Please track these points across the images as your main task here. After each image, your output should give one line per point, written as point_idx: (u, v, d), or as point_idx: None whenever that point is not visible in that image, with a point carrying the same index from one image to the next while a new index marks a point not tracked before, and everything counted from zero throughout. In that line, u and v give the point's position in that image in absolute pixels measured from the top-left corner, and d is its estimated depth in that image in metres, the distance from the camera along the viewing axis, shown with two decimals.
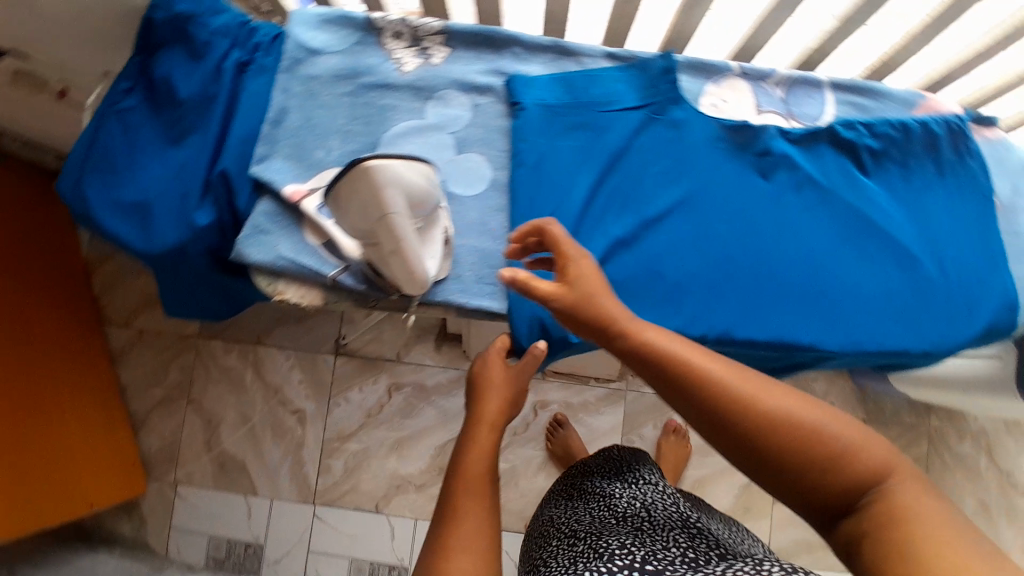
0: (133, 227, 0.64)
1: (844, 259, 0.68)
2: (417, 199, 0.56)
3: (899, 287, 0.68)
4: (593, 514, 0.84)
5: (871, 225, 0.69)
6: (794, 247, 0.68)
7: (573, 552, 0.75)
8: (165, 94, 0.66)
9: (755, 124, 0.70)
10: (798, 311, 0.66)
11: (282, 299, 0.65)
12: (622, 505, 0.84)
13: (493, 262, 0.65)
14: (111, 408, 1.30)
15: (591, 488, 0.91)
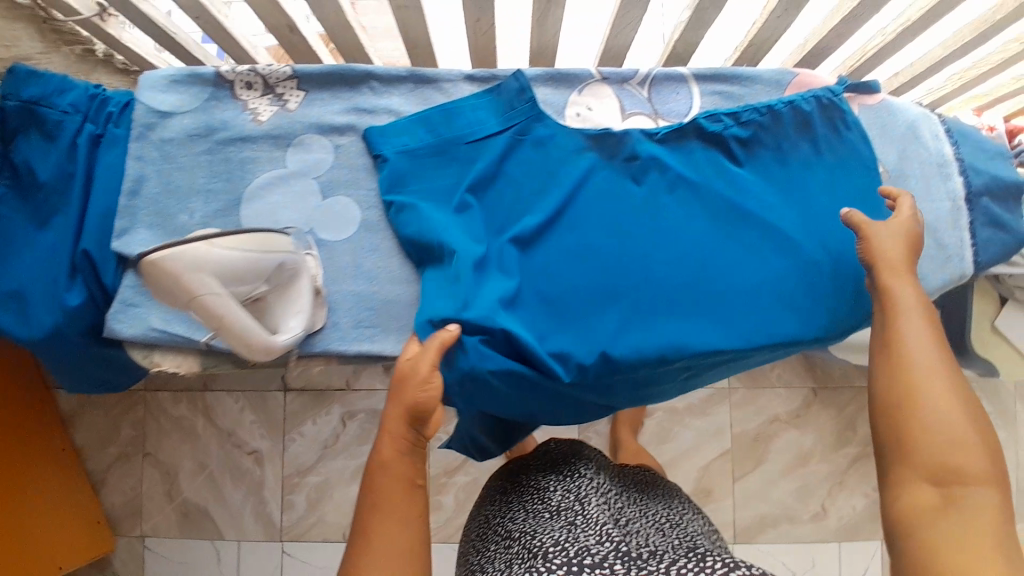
0: (11, 317, 0.63)
1: (725, 254, 0.68)
2: (234, 272, 0.49)
3: (784, 274, 0.68)
4: (526, 510, 0.85)
5: (749, 216, 0.69)
6: (673, 252, 0.67)
7: (508, 556, 0.78)
8: (29, 180, 0.64)
9: (619, 131, 0.70)
10: (682, 313, 0.66)
11: (161, 370, 0.65)
12: (555, 498, 0.85)
13: (370, 304, 0.65)
14: (70, 472, 1.29)
15: (525, 483, 0.91)
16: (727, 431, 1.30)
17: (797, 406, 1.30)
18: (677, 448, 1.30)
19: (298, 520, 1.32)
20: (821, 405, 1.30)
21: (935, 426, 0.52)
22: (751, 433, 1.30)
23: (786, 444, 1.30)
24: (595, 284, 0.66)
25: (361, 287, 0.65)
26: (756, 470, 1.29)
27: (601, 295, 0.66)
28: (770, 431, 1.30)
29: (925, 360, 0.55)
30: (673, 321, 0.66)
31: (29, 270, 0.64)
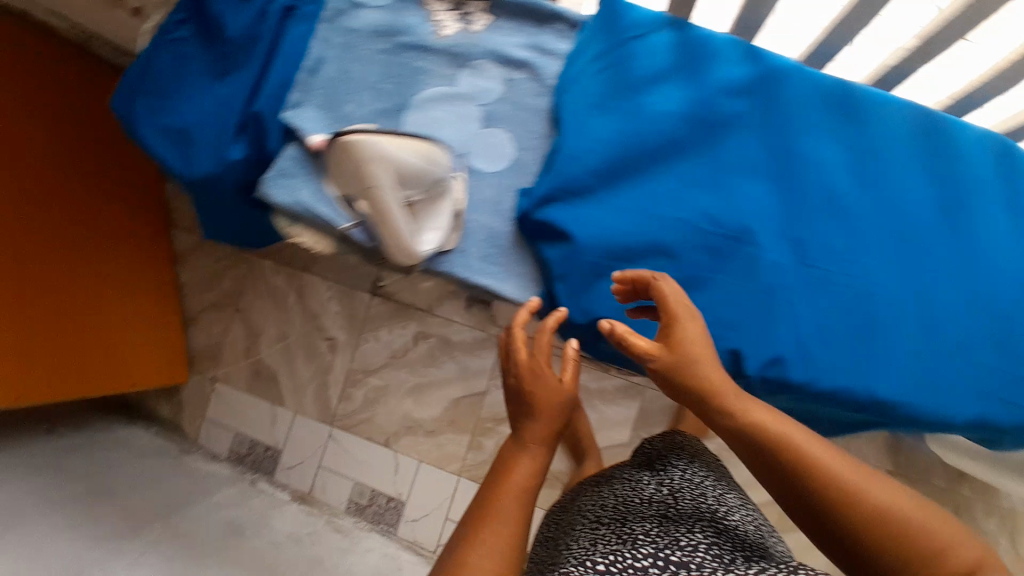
0: (176, 153, 0.68)
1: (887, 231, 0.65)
2: (406, 174, 0.60)
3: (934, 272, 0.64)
4: (614, 498, 0.73)
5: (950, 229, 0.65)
6: (842, 200, 0.65)
7: (592, 534, 0.66)
8: (215, 30, 0.67)
9: (860, 97, 0.65)
10: (829, 226, 0.64)
11: (297, 242, 0.68)
12: (647, 492, 0.71)
13: (498, 242, 0.65)
14: (167, 301, 1.43)
15: (619, 475, 0.79)
16: None
17: None
18: None
19: (352, 413, 1.40)
20: None
21: (907, 513, 0.38)
22: None
23: None
24: (763, 172, 0.64)
25: (498, 226, 0.65)
26: (803, 529, 1.24)
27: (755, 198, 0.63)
28: None
29: (827, 456, 0.41)
30: (825, 225, 0.64)
31: (200, 112, 0.67)
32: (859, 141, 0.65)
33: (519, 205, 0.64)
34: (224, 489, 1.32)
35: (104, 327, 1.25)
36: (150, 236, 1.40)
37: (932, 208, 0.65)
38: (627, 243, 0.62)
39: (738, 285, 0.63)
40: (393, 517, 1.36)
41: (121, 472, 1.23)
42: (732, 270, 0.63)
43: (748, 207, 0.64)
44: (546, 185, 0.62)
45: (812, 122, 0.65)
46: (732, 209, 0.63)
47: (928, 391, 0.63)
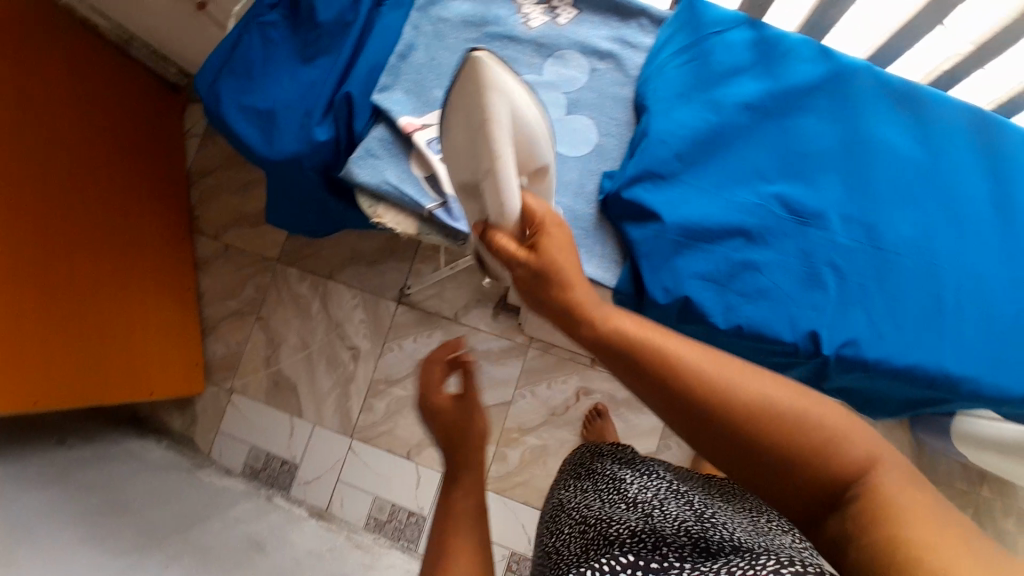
0: (258, 131, 0.70)
1: (948, 219, 0.68)
2: (518, 118, 0.51)
3: (994, 258, 0.68)
4: (601, 498, 0.59)
5: (1007, 218, 0.68)
6: (908, 189, 0.68)
7: (575, 543, 0.52)
8: (306, 16, 0.71)
9: (921, 93, 0.69)
10: (897, 213, 0.67)
11: (379, 224, 0.68)
12: (633, 493, 0.57)
13: (582, 225, 0.67)
14: (187, 309, 1.41)
15: (602, 471, 0.66)
16: None
17: None
18: None
19: (373, 424, 1.37)
20: None
21: (796, 415, 0.37)
22: None
23: None
24: (834, 160, 0.67)
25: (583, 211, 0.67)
26: None
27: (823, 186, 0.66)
28: None
29: (699, 355, 0.39)
30: (893, 211, 0.67)
31: (286, 95, 0.70)
32: (923, 136, 0.69)
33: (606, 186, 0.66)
34: (240, 504, 1.27)
35: (123, 333, 1.22)
36: (172, 241, 1.38)
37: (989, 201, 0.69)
38: (705, 223, 0.64)
39: (810, 267, 0.65)
40: (414, 533, 1.32)
41: (133, 492, 1.16)
42: (809, 254, 0.65)
43: (819, 192, 0.66)
44: (635, 167, 0.64)
45: (878, 118, 0.69)
46: (805, 193, 0.66)
47: (994, 373, 0.65)
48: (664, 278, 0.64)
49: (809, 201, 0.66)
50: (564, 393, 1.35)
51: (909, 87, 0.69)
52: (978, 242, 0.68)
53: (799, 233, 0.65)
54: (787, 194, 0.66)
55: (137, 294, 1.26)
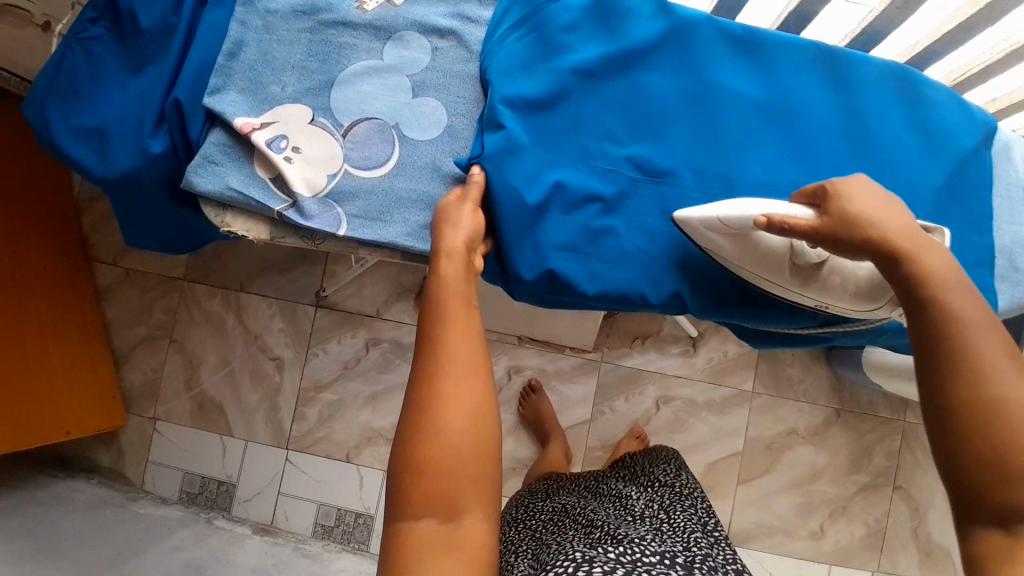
0: (92, 152, 0.66)
1: (801, 158, 0.69)
2: None
3: None
4: (612, 518, 0.83)
5: (859, 150, 0.70)
6: (758, 134, 0.69)
7: (588, 540, 0.76)
8: (129, 24, 0.67)
9: (762, 35, 0.70)
10: (748, 158, 0.68)
11: (230, 232, 0.65)
12: (636, 501, 0.90)
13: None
14: (94, 340, 1.35)
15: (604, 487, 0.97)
16: (741, 434, 1.29)
17: (819, 423, 1.29)
18: (690, 438, 1.29)
19: (307, 432, 1.35)
20: (842, 426, 1.29)
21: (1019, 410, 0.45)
22: (765, 440, 1.29)
23: (801, 460, 1.29)
24: (682, 115, 0.68)
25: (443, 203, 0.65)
26: (763, 478, 1.28)
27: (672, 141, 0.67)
28: (787, 442, 1.29)
29: (981, 318, 0.49)
30: (744, 158, 0.68)
31: (117, 109, 0.66)
32: (770, 78, 0.70)
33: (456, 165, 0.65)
34: (178, 531, 1.21)
35: (26, 374, 1.17)
36: (67, 272, 1.32)
37: (843, 135, 0.70)
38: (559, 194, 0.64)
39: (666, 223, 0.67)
40: (364, 534, 1.31)
41: (63, 533, 1.11)
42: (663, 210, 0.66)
43: (668, 148, 0.67)
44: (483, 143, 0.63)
45: (722, 65, 0.69)
46: (654, 151, 0.67)
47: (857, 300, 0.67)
48: (529, 249, 0.63)
49: (659, 159, 0.67)
50: (495, 373, 1.33)
51: (749, 32, 0.69)
52: (833, 176, 0.69)
53: (652, 193, 0.67)
54: (637, 155, 0.67)
55: (35, 330, 1.20)
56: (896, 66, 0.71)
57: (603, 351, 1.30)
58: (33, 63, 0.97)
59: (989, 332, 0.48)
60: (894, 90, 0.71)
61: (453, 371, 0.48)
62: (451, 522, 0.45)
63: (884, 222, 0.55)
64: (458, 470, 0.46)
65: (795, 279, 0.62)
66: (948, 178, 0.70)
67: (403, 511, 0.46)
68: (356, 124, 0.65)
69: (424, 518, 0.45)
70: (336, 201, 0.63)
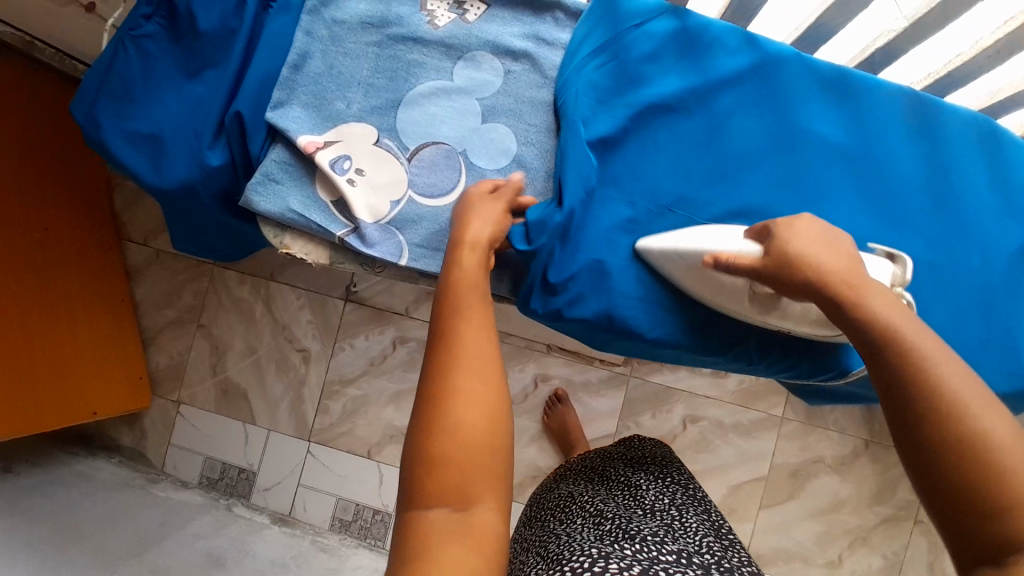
0: (146, 160, 0.64)
1: (878, 209, 0.66)
2: None
3: (924, 247, 0.67)
4: (622, 511, 0.77)
5: (937, 206, 0.67)
6: (837, 180, 0.66)
7: (597, 531, 0.71)
8: (188, 25, 0.64)
9: (851, 76, 0.66)
10: (827, 206, 0.65)
11: (287, 254, 0.63)
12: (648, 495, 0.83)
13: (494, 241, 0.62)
14: (123, 320, 1.35)
15: (614, 475, 0.89)
16: (767, 458, 1.29)
17: (847, 453, 1.28)
18: (711, 460, 1.29)
19: (330, 426, 1.34)
20: (869, 458, 1.28)
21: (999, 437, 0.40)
22: (790, 467, 1.29)
23: (824, 488, 1.28)
24: (761, 156, 0.65)
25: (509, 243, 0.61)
26: (785, 503, 1.29)
27: (748, 185, 0.65)
28: (810, 470, 1.28)
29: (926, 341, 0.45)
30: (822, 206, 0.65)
31: (174, 116, 0.63)
32: (858, 125, 0.66)
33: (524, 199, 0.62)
34: (199, 518, 1.22)
35: (54, 355, 1.17)
36: (98, 251, 1.31)
37: (926, 191, 0.67)
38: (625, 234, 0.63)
39: None
40: (381, 530, 1.31)
41: (86, 514, 1.12)
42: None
43: (745, 192, 0.65)
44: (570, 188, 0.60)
45: (810, 108, 0.66)
46: (729, 196, 0.65)
47: None
48: (594, 292, 0.61)
49: (733, 203, 0.64)
50: (521, 380, 1.32)
51: (838, 73, 0.66)
52: (909, 231, 0.67)
53: None
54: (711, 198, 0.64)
55: (63, 310, 1.19)
56: (983, 118, 0.68)
57: (633, 366, 1.28)
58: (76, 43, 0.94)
59: (949, 362, 0.44)
60: (978, 144, 0.68)
61: (470, 369, 0.47)
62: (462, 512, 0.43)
63: (816, 259, 0.52)
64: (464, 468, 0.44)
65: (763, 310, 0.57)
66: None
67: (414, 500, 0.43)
68: (422, 147, 0.63)
69: (437, 506, 0.43)
70: (398, 229, 0.61)
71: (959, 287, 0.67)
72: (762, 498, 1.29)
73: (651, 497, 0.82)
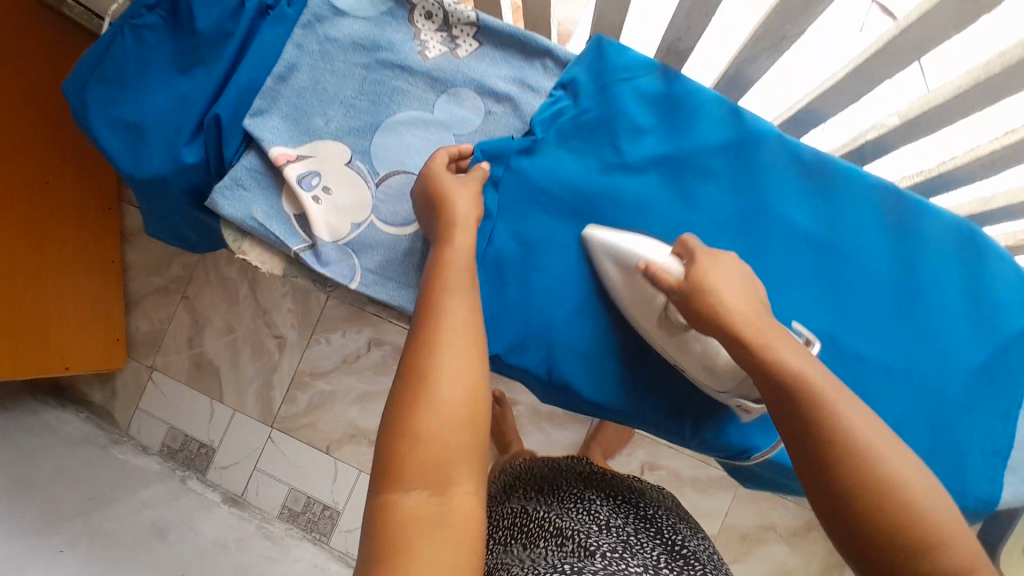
0: (126, 146, 0.65)
1: (839, 300, 0.66)
2: None
3: (881, 345, 0.66)
4: (580, 527, 0.73)
5: (901, 307, 0.67)
6: (802, 266, 0.66)
7: (557, 558, 0.67)
8: (187, 22, 0.66)
9: (835, 165, 0.65)
10: (786, 290, 0.65)
11: (244, 259, 0.64)
12: (604, 511, 0.79)
13: None
14: (111, 281, 1.37)
15: (562, 485, 0.86)
16: (719, 517, 1.27)
17: (800, 525, 1.26)
18: None
19: (294, 416, 1.35)
20: (822, 534, 1.27)
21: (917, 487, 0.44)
22: (740, 529, 1.27)
23: (772, 556, 1.27)
24: (729, 231, 0.65)
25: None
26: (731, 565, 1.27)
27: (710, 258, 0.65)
28: (760, 536, 1.27)
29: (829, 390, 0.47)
30: (782, 289, 0.65)
31: (159, 108, 0.65)
32: (830, 216, 0.66)
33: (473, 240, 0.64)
34: (151, 486, 1.23)
35: (37, 305, 1.19)
36: (96, 209, 1.33)
37: (890, 291, 0.66)
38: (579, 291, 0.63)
39: None
40: (327, 526, 1.32)
41: (43, 464, 1.13)
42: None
43: None
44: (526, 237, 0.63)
45: (785, 191, 0.66)
46: None
47: None
48: (536, 344, 0.62)
49: None
50: None
51: (821, 160, 0.65)
52: (867, 327, 0.66)
53: None
54: None
55: (50, 262, 1.21)
56: (964, 226, 0.67)
57: None
58: None
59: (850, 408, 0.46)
60: (956, 251, 0.67)
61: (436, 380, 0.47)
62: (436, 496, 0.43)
63: (727, 296, 0.53)
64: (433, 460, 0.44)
65: (665, 333, 0.58)
66: (986, 355, 0.67)
67: (391, 483, 0.44)
68: (392, 175, 0.63)
69: (416, 490, 0.43)
70: (355, 252, 0.62)
71: (909, 392, 0.66)
72: None
73: (607, 513, 0.79)
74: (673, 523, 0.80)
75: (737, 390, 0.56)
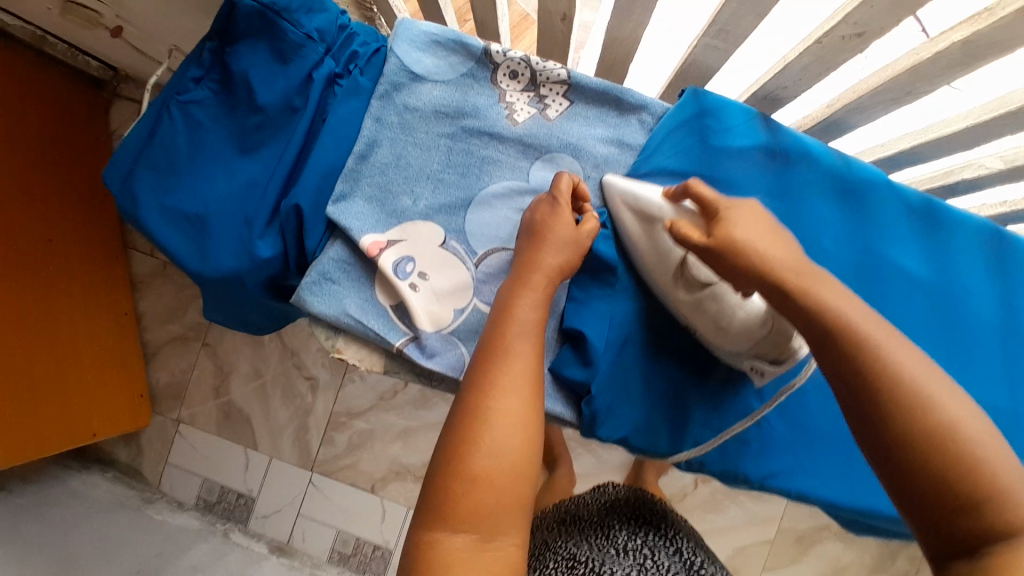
0: (189, 243, 0.58)
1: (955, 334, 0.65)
2: None
3: (999, 375, 0.65)
4: (595, 544, 0.68)
5: (1011, 338, 0.66)
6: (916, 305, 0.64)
7: None
8: (243, 97, 0.58)
9: (936, 201, 0.65)
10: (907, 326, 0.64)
11: (339, 357, 0.60)
12: (624, 534, 0.71)
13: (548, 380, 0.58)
14: (127, 336, 1.29)
15: (582, 511, 0.79)
16: (775, 522, 1.28)
17: None
18: (719, 519, 1.28)
19: (334, 457, 1.31)
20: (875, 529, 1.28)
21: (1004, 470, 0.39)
22: (796, 531, 1.28)
23: (825, 553, 1.28)
24: (848, 268, 0.63)
25: (577, 374, 0.57)
26: (788, 567, 1.28)
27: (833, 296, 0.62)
28: (814, 536, 1.28)
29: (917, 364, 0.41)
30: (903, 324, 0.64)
31: (221, 197, 0.58)
32: (936, 256, 0.65)
33: (573, 317, 0.58)
34: (198, 544, 1.15)
35: (53, 372, 1.11)
36: (103, 259, 1.24)
37: (1001, 322, 0.66)
38: (699, 363, 0.59)
39: (819, 419, 0.61)
40: (379, 566, 1.27)
41: (85, 536, 1.05)
42: (806, 400, 0.61)
43: None
44: (642, 312, 0.59)
45: (896, 234, 0.64)
46: None
47: None
48: (663, 425, 0.59)
49: None
50: None
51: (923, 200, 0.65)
52: (984, 359, 0.65)
53: None
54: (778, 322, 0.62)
55: (64, 323, 1.13)
56: None
57: None
58: (90, 38, 0.87)
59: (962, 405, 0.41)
60: None
61: None
62: (486, 541, 0.43)
63: None
64: (506, 490, 0.44)
65: (682, 288, 0.55)
66: None
67: (441, 521, 0.43)
68: (491, 252, 0.59)
69: (463, 532, 0.43)
70: (462, 340, 0.57)
71: None
72: (765, 559, 1.28)
73: (626, 535, 0.71)
74: (691, 550, 0.71)
75: (752, 348, 0.55)
